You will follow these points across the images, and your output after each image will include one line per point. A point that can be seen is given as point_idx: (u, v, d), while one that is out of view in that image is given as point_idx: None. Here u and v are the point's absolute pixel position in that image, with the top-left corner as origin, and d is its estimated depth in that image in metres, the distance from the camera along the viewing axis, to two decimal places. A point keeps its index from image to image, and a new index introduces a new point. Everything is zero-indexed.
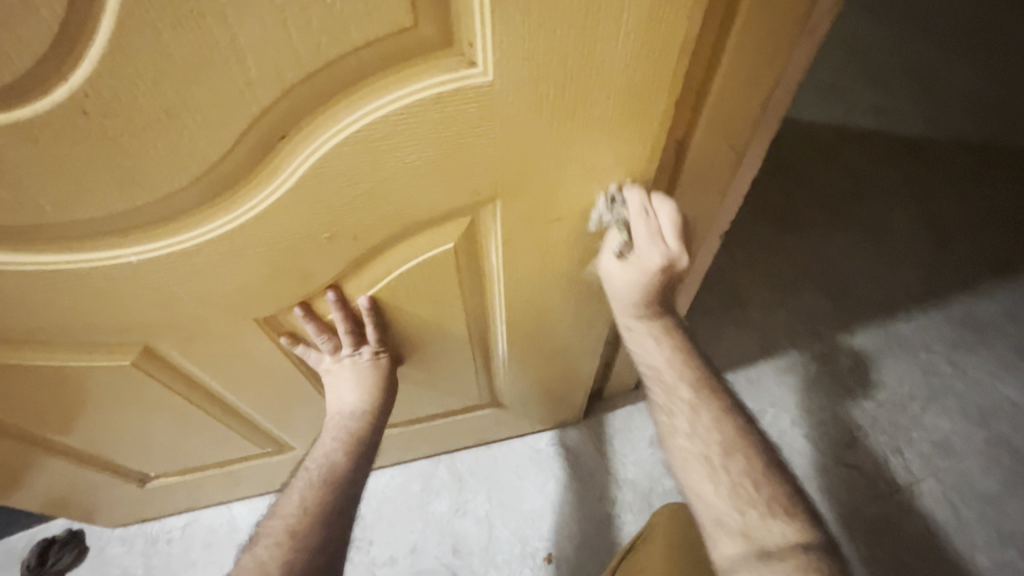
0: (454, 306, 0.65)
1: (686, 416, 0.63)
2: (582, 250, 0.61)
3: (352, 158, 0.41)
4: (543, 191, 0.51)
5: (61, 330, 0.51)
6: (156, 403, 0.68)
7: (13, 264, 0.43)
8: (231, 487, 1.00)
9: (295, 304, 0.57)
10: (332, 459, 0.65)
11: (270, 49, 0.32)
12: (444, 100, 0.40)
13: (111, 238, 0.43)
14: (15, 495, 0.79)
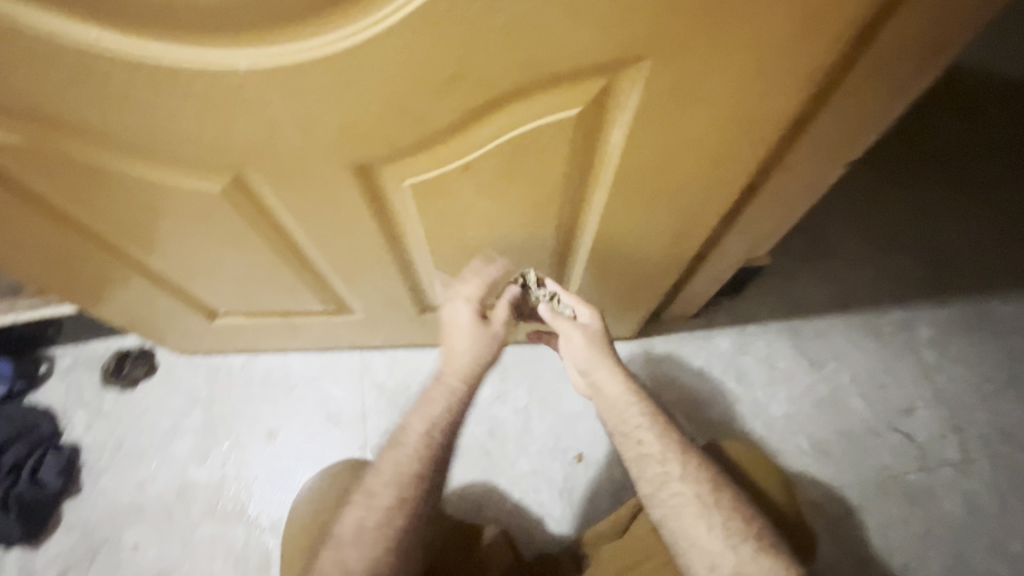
0: (555, 186, 0.61)
1: (668, 469, 0.64)
2: (709, 145, 0.55)
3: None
4: (699, 58, 0.44)
5: (165, 142, 0.50)
6: (237, 240, 0.68)
7: (124, 51, 0.40)
8: (292, 339, 1.05)
9: (394, 157, 0.53)
10: (437, 435, 0.68)
11: None
12: None
13: (225, 37, 0.39)
14: (100, 306, 0.84)
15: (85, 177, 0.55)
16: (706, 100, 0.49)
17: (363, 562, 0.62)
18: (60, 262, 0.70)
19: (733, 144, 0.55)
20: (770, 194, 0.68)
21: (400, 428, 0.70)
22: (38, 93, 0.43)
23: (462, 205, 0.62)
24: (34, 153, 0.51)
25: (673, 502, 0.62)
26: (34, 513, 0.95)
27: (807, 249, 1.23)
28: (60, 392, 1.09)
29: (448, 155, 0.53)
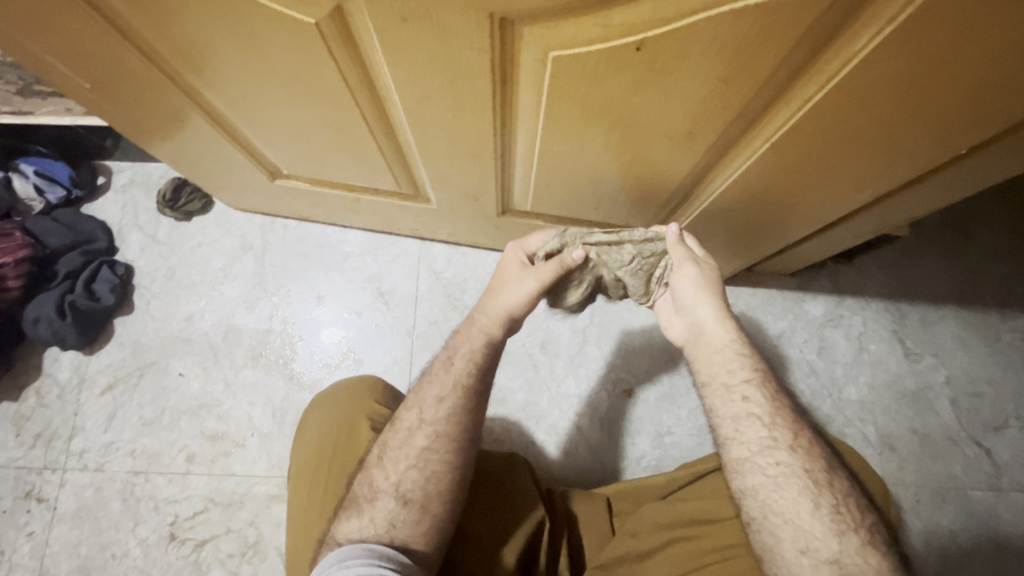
0: (740, 90, 0.47)
1: (776, 435, 0.56)
2: (976, 77, 0.40)
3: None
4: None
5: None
6: (322, 93, 0.57)
7: None
8: (350, 215, 0.97)
9: (552, 13, 0.40)
10: (469, 369, 0.62)
11: None
12: None
13: None
14: (157, 143, 0.76)
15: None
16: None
17: (394, 485, 0.57)
18: (117, 78, 0.61)
19: (1013, 75, 0.40)
20: (991, 159, 0.52)
21: (433, 363, 0.64)
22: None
23: (613, 92, 0.49)
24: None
25: (776, 472, 0.54)
26: (90, 323, 0.96)
27: (942, 229, 1.06)
28: (116, 210, 1.06)
29: (628, 19, 0.40)
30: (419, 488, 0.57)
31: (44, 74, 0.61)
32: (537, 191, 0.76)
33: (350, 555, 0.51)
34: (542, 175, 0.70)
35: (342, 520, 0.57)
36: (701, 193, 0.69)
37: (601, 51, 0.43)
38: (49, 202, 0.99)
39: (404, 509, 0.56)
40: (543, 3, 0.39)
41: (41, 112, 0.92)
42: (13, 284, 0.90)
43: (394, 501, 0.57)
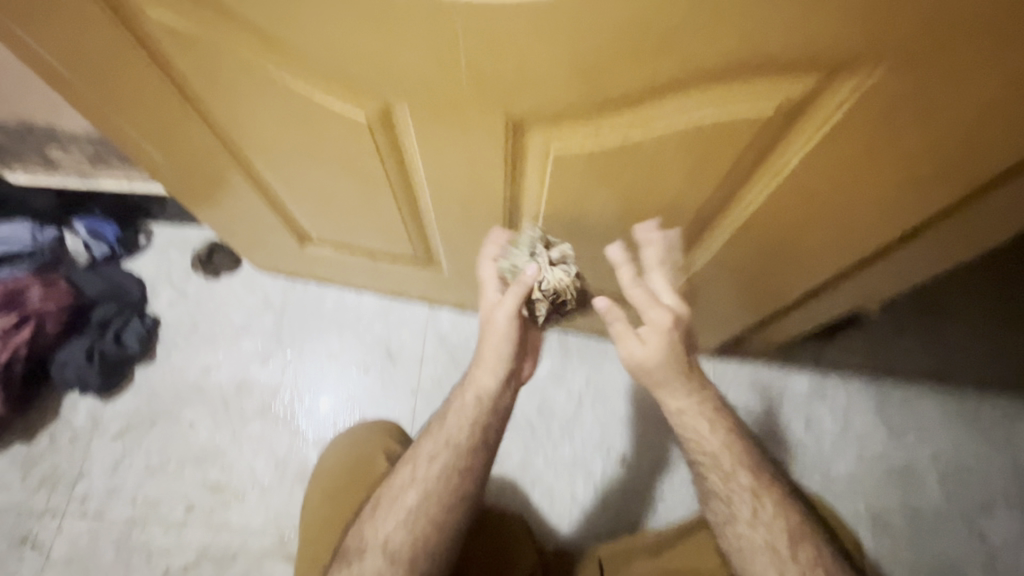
0: (709, 178, 0.57)
1: (737, 511, 0.62)
2: (883, 179, 0.52)
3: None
4: (944, 72, 0.40)
5: (327, 57, 0.49)
6: (361, 173, 0.68)
7: None
8: (367, 278, 1.06)
9: (554, 118, 0.51)
10: (464, 427, 0.64)
11: None
12: None
13: None
14: (206, 207, 0.87)
15: (232, 75, 0.55)
16: (925, 122, 0.45)
17: (382, 542, 0.62)
18: (186, 154, 0.73)
19: (925, 175, 0.51)
20: (931, 240, 0.62)
21: (432, 426, 0.67)
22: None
23: (607, 178, 0.59)
24: (191, 41, 0.51)
25: (741, 543, 0.61)
26: (112, 369, 1.02)
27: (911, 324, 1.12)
28: (152, 266, 1.15)
29: (614, 126, 0.51)
30: (405, 546, 0.61)
31: (124, 145, 0.72)
32: None
33: None
34: None
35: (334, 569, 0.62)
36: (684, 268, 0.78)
37: (592, 149, 0.54)
38: (93, 257, 1.08)
39: (390, 566, 0.60)
40: (546, 109, 0.50)
41: (104, 176, 1.02)
42: (51, 329, 0.98)
43: (381, 558, 0.61)
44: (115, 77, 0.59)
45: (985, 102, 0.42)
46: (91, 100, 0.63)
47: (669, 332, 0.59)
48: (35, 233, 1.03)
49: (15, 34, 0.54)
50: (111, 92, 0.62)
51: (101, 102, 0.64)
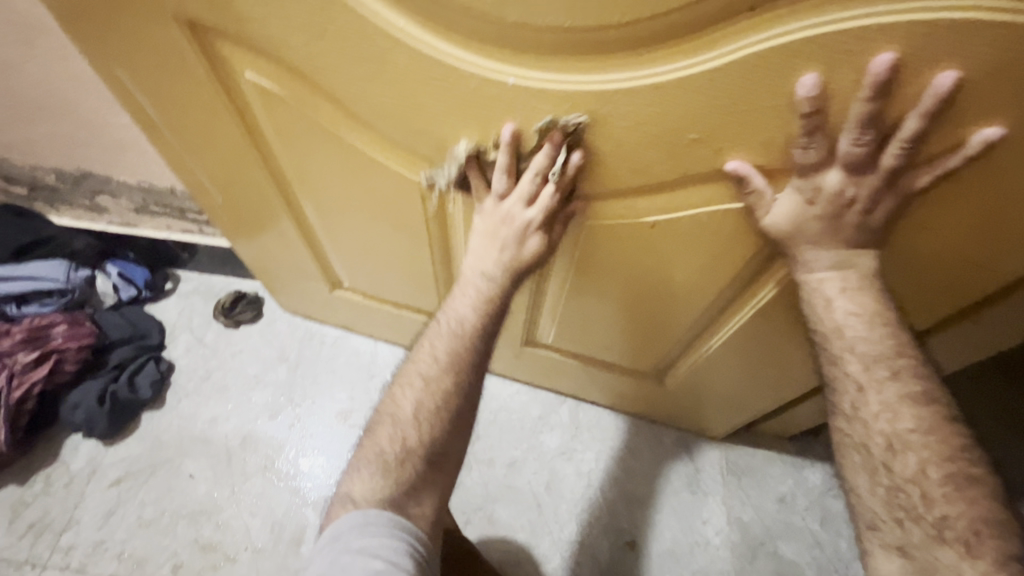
0: (729, 269, 0.60)
1: None
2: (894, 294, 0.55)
3: (803, 55, 0.37)
4: (972, 182, 0.42)
5: (394, 125, 0.55)
6: (405, 226, 0.72)
7: (417, 46, 0.45)
8: (387, 328, 1.08)
9: (594, 195, 0.56)
10: (459, 331, 0.58)
11: None
12: (920, 59, 0.35)
13: (514, 54, 0.44)
14: (243, 243, 0.91)
15: (303, 131, 0.61)
16: (930, 236, 0.48)
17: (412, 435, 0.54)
18: (240, 197, 0.78)
19: (925, 292, 0.54)
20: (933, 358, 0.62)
21: (434, 319, 0.62)
22: (319, 55, 0.49)
23: (636, 253, 0.62)
24: (275, 101, 0.57)
25: None
26: (122, 414, 1.01)
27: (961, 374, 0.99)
28: (174, 311, 1.17)
29: (646, 206, 0.55)
30: (426, 431, 0.54)
31: (189, 184, 0.77)
32: (559, 330, 0.87)
33: (373, 522, 0.49)
34: (565, 316, 0.82)
35: (359, 471, 0.53)
36: (699, 349, 0.79)
37: (624, 227, 0.58)
38: (119, 298, 1.11)
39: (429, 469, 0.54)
40: (588, 184, 0.55)
41: (142, 225, 1.08)
42: (68, 368, 0.99)
43: (421, 458, 0.53)
44: (194, 125, 0.65)
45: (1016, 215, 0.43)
46: (168, 142, 0.69)
47: (806, 209, 0.46)
48: (69, 272, 1.05)
49: (120, 81, 0.61)
50: (189, 138, 0.67)
51: (176, 146, 0.70)
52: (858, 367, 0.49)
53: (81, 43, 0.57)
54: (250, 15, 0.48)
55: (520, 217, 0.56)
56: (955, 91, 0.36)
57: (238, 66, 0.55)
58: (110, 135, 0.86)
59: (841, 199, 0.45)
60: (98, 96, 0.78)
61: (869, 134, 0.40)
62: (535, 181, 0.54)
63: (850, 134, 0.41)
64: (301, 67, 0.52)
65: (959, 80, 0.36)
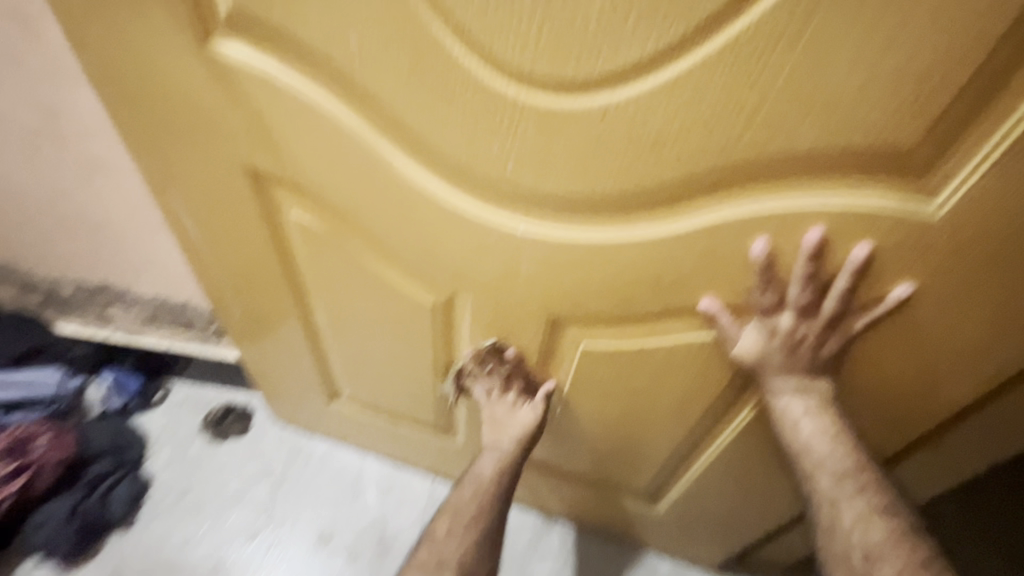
0: (709, 392, 0.66)
1: None
2: (857, 419, 0.61)
3: (756, 223, 0.47)
4: (901, 326, 0.50)
5: (418, 256, 0.63)
6: (412, 343, 0.78)
7: (442, 198, 0.55)
8: (380, 442, 1.08)
9: (588, 322, 0.63)
10: (486, 482, 0.75)
11: (772, 119, 0.41)
12: (846, 225, 0.45)
13: (522, 209, 0.54)
14: (250, 351, 0.95)
15: (332, 258, 0.69)
16: (876, 370, 0.55)
17: (451, 555, 0.68)
18: (259, 311, 0.84)
19: (881, 418, 0.60)
20: (905, 480, 0.66)
21: (465, 472, 0.79)
22: (360, 199, 0.59)
23: (627, 374, 0.68)
24: (313, 232, 0.66)
25: None
26: (87, 535, 0.98)
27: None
28: (160, 423, 1.15)
29: (633, 332, 0.62)
30: (457, 554, 0.69)
31: (213, 299, 0.84)
32: (552, 447, 0.89)
33: None
34: (557, 434, 0.85)
35: None
36: (687, 470, 0.82)
37: (614, 351, 0.65)
38: (107, 409, 1.11)
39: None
40: (582, 314, 0.62)
41: (149, 334, 1.09)
42: (42, 482, 0.97)
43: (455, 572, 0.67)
44: (232, 248, 0.73)
45: (942, 353, 0.51)
46: (205, 262, 0.77)
47: (768, 344, 0.54)
48: (61, 383, 1.07)
49: (178, 211, 0.70)
50: (226, 256, 0.75)
51: (212, 266, 0.77)
52: (829, 483, 0.53)
53: (153, 179, 0.67)
54: (308, 169, 0.58)
55: (506, 399, 0.78)
56: (875, 253, 0.46)
57: (285, 203, 0.65)
58: (139, 254, 0.93)
59: (795, 337, 0.53)
60: (138, 221, 0.86)
61: (811, 287, 0.49)
62: (504, 375, 0.76)
63: (794, 288, 0.50)
64: (341, 208, 0.61)
65: (871, 249, 0.46)
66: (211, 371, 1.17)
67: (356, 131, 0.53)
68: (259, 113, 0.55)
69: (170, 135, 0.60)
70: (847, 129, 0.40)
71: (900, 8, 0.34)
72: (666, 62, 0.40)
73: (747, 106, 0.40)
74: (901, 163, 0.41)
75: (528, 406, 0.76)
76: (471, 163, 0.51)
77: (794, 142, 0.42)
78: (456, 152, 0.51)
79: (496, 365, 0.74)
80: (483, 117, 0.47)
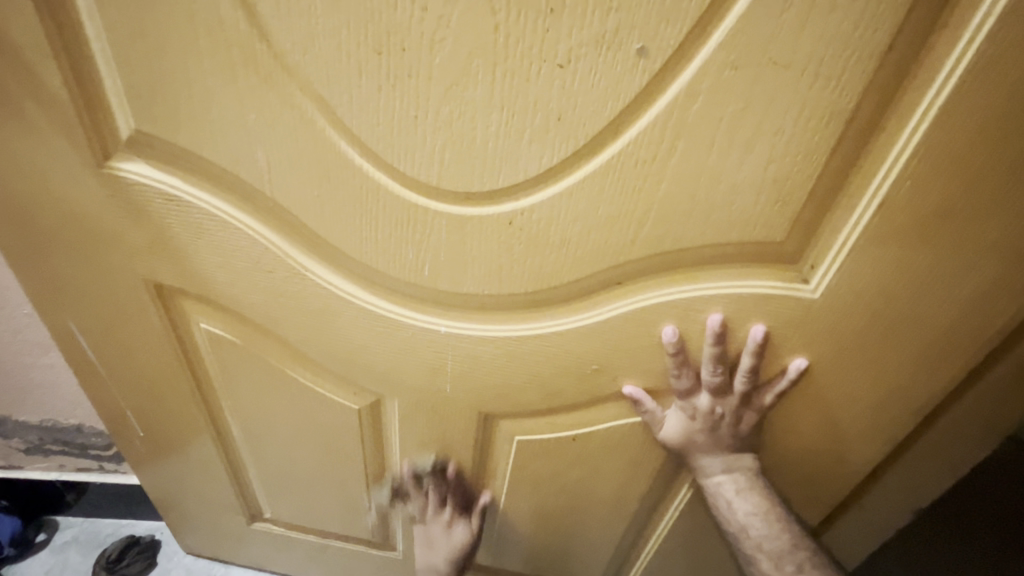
0: (646, 474, 0.66)
1: None
2: (788, 488, 0.62)
3: (662, 311, 0.50)
4: (805, 396, 0.54)
5: (340, 361, 0.61)
6: (339, 451, 0.73)
7: (362, 302, 0.55)
8: (310, 563, 0.97)
9: (519, 414, 0.63)
10: None
11: (663, 219, 0.45)
12: (743, 306, 0.49)
13: (444, 309, 0.54)
14: (156, 476, 0.85)
15: (247, 369, 0.65)
16: (794, 438, 0.57)
17: None
18: (165, 431, 0.77)
19: (810, 485, 0.61)
20: (845, 545, 0.67)
21: None
22: (275, 307, 0.57)
23: (564, 464, 0.67)
24: (225, 344, 0.63)
25: None
26: None
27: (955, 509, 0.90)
28: (40, 572, 1.00)
29: (565, 421, 0.63)
30: None
31: (111, 423, 0.76)
32: (497, 548, 0.84)
33: None
34: (501, 533, 0.81)
35: None
36: (637, 557, 0.79)
37: (548, 440, 0.64)
38: None
39: None
40: (514, 406, 0.62)
41: (30, 466, 0.97)
42: None
43: None
44: (134, 367, 0.68)
45: (845, 418, 0.55)
46: (102, 383, 0.71)
47: (691, 424, 0.55)
48: None
49: (71, 332, 0.65)
50: (126, 375, 0.69)
51: (110, 387, 0.71)
52: (769, 566, 0.53)
53: (42, 301, 0.62)
54: (217, 281, 0.56)
55: (441, 520, 0.76)
56: (771, 333, 0.50)
57: (195, 317, 0.62)
58: (23, 378, 0.83)
59: (714, 416, 0.54)
60: (24, 342, 0.78)
61: (721, 367, 0.52)
62: (437, 498, 0.75)
63: (706, 369, 0.52)
64: (256, 319, 0.59)
65: (766, 330, 0.49)
66: (107, 500, 1.04)
67: (268, 242, 0.52)
68: (163, 228, 0.53)
69: (62, 253, 0.57)
70: (725, 227, 0.45)
71: (749, 128, 0.40)
72: (561, 174, 0.44)
73: (639, 211, 0.44)
74: (778, 251, 0.46)
75: (462, 522, 0.77)
76: (386, 269, 0.51)
77: (686, 239, 0.45)
78: (372, 258, 0.51)
79: (433, 486, 0.73)
80: (395, 226, 0.48)
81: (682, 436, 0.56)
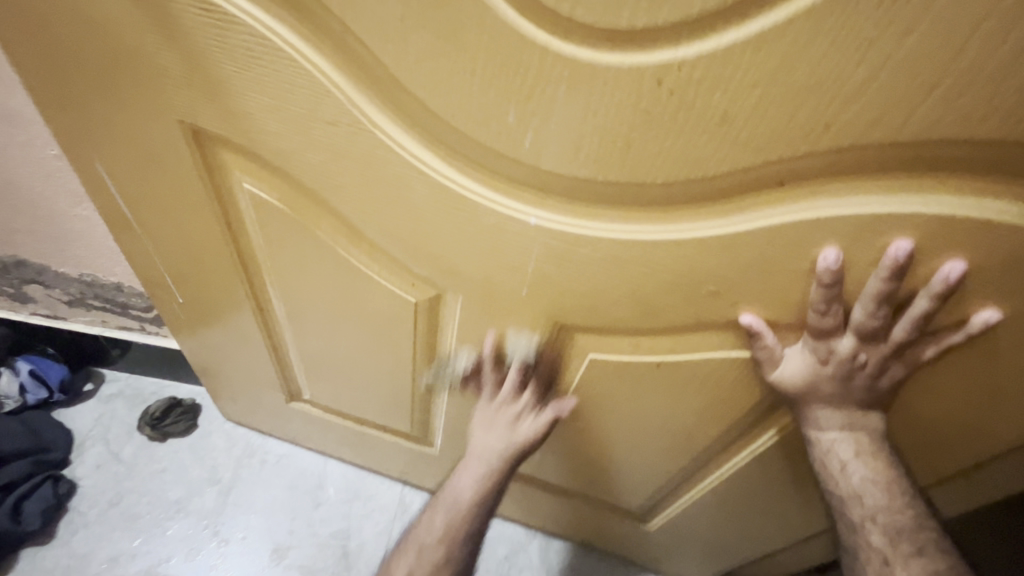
0: (733, 414, 0.58)
1: None
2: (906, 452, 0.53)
3: (830, 228, 0.38)
4: (975, 357, 0.43)
5: (403, 245, 0.52)
6: (389, 343, 0.67)
7: (441, 175, 0.44)
8: (346, 446, 0.97)
9: (601, 330, 0.54)
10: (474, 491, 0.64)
11: (882, 96, 0.31)
12: (946, 234, 0.36)
13: (540, 195, 0.44)
14: (196, 343, 0.82)
15: (294, 242, 0.57)
16: (936, 400, 0.48)
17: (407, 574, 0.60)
18: (206, 300, 0.71)
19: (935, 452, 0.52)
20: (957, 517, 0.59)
21: (438, 489, 0.67)
22: (332, 171, 0.47)
23: (639, 391, 0.59)
24: (271, 210, 0.54)
25: None
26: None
27: None
28: (90, 418, 1.02)
29: (654, 345, 0.54)
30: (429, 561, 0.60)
31: (150, 283, 0.71)
32: (541, 460, 0.80)
33: None
34: (549, 447, 0.76)
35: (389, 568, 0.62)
36: (691, 490, 0.74)
37: (629, 361, 0.56)
38: (24, 402, 0.95)
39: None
40: (597, 321, 0.53)
41: (74, 317, 0.95)
42: None
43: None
44: (172, 225, 0.61)
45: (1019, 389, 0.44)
46: (139, 240, 0.64)
47: (820, 368, 0.47)
48: None
49: (103, 177, 0.57)
50: (165, 234, 0.62)
51: (148, 245, 0.64)
52: (882, 539, 0.47)
53: (67, 136, 0.53)
54: (266, 130, 0.46)
55: (512, 406, 0.64)
56: (969, 272, 0.38)
57: (239, 175, 0.53)
58: (59, 226, 0.78)
59: (853, 362, 0.45)
60: (58, 187, 0.72)
61: (884, 309, 0.41)
62: (516, 382, 0.63)
63: (862, 307, 0.42)
64: (309, 183, 0.50)
65: (964, 269, 0.38)
66: (150, 360, 1.04)
67: (330, 84, 0.41)
68: (201, 53, 0.42)
69: (81, 76, 0.47)
70: (971, 118, 0.31)
71: None
72: (752, 14, 0.30)
73: (849, 79, 0.31)
74: None
75: (534, 418, 0.64)
76: (476, 135, 0.40)
77: (902, 130, 0.33)
78: (459, 118, 0.40)
79: (517, 369, 0.61)
80: (497, 75, 0.36)
81: (804, 379, 0.47)
